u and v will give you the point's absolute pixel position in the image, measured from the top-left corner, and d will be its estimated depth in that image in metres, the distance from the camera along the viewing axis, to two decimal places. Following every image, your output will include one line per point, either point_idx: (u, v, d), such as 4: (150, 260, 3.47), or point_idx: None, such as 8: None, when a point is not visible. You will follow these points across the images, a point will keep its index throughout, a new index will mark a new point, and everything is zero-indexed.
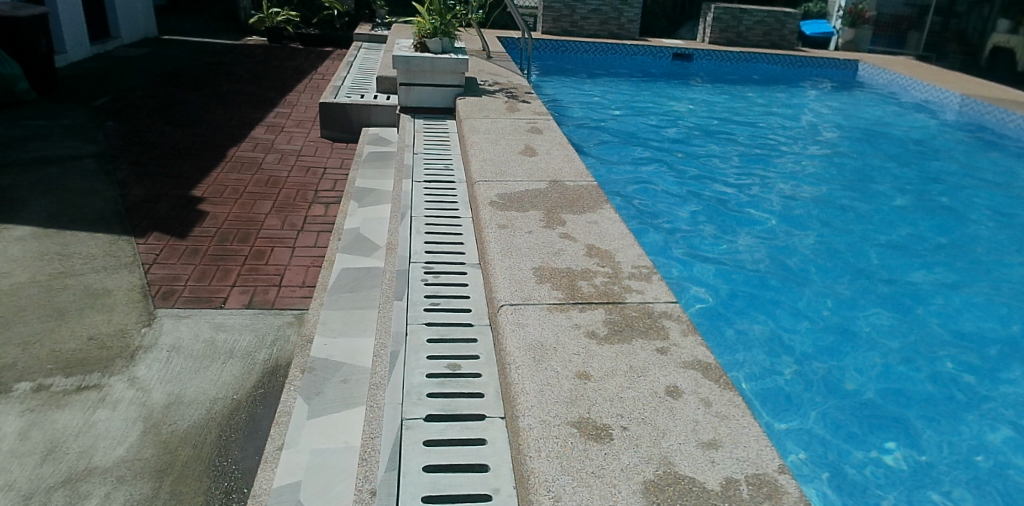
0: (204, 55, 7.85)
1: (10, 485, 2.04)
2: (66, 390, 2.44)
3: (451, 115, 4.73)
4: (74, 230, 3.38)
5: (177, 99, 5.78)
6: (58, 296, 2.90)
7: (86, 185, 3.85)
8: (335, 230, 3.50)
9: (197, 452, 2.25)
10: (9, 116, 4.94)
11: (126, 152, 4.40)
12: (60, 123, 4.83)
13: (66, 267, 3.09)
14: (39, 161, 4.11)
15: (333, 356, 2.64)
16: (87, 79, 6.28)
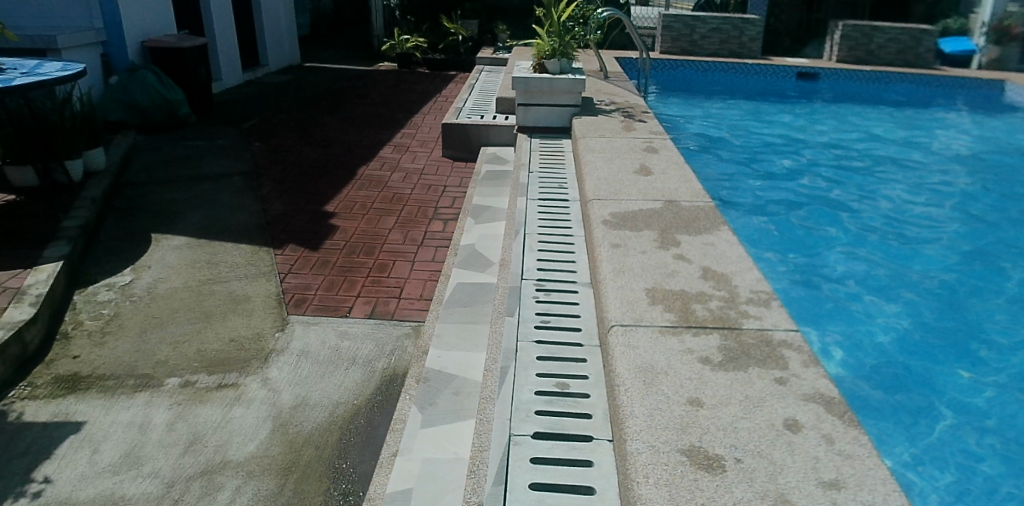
0: (341, 80, 8.42)
1: (156, 472, 2.29)
2: (208, 387, 2.69)
3: (567, 134, 4.75)
4: (223, 240, 3.73)
5: (316, 120, 6.25)
6: (206, 300, 3.21)
7: (235, 200, 4.25)
8: (452, 246, 3.62)
9: (318, 453, 2.40)
10: (175, 137, 5.55)
11: (269, 170, 4.81)
12: (215, 144, 5.36)
13: (214, 274, 3.41)
14: (197, 178, 4.57)
15: (446, 368, 2.73)
16: (239, 103, 6.93)
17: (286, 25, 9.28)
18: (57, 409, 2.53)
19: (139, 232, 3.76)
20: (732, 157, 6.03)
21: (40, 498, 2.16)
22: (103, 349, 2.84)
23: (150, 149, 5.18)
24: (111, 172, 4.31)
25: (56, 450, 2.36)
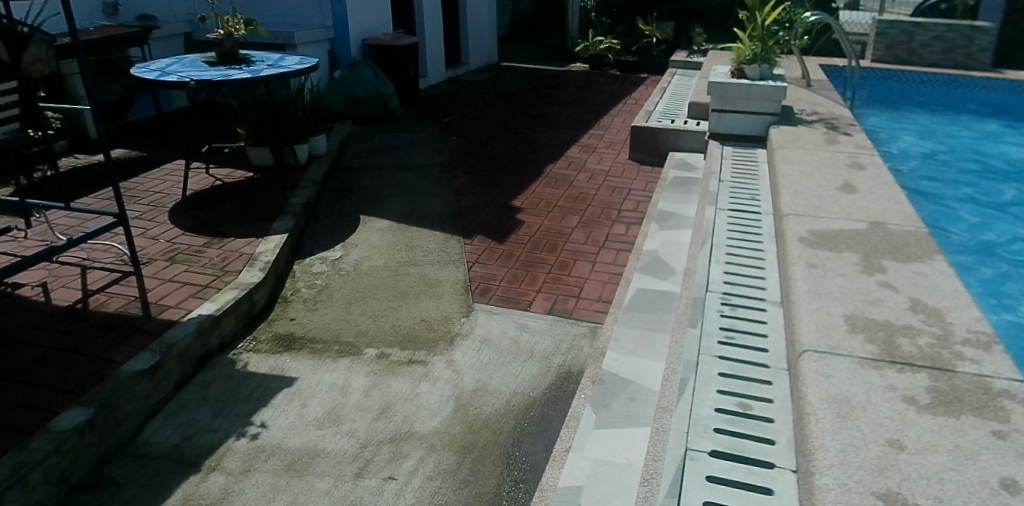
0: (533, 80, 8.66)
1: (353, 432, 2.53)
2: (400, 361, 2.89)
3: (762, 143, 4.53)
4: (420, 226, 4.00)
5: (507, 118, 6.49)
6: (402, 280, 3.45)
7: (433, 189, 4.54)
8: (634, 250, 3.58)
9: (495, 438, 2.49)
10: (385, 129, 6.02)
11: (464, 163, 5.08)
12: (417, 136, 5.76)
13: (410, 256, 3.67)
14: (399, 167, 4.93)
15: (623, 372, 2.69)
16: (440, 99, 7.39)
17: (490, 27, 9.71)
18: (274, 363, 2.86)
19: (348, 214, 4.12)
20: (961, 155, 6.16)
21: (256, 441, 2.49)
22: (314, 315, 3.16)
23: (362, 138, 5.67)
24: (331, 157, 4.74)
25: (272, 400, 2.68)
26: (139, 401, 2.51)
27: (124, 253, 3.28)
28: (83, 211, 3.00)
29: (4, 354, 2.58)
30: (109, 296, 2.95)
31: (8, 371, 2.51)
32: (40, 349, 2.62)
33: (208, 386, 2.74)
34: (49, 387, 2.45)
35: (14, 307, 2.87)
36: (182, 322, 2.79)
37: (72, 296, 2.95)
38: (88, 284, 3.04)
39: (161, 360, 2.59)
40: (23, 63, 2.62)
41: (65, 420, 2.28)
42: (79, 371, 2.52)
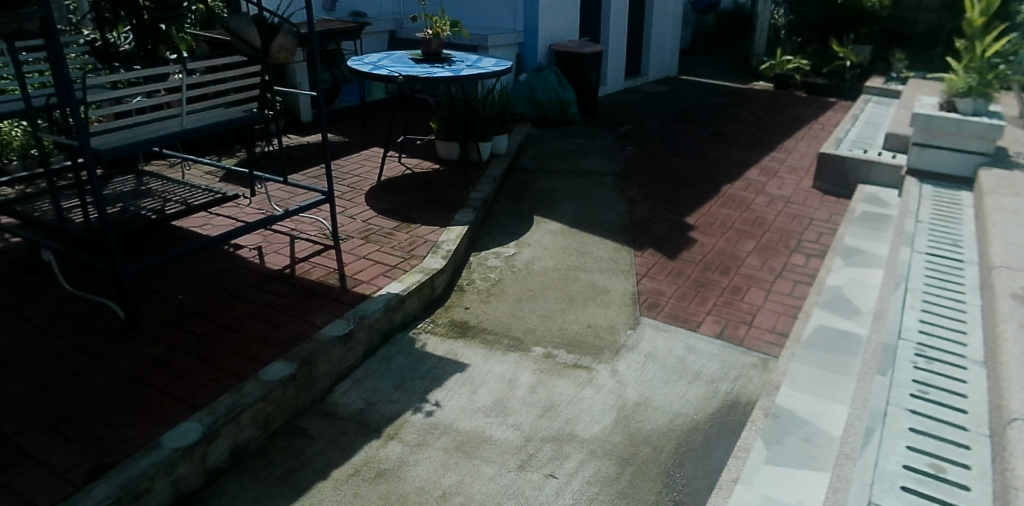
0: (712, 94, 8.43)
1: (517, 425, 2.62)
2: (565, 363, 2.95)
3: (967, 185, 4.19)
4: (591, 233, 4.05)
5: (683, 133, 6.39)
6: (570, 284, 3.51)
7: (607, 197, 4.58)
8: (816, 282, 3.40)
9: (656, 454, 2.47)
10: (561, 133, 6.15)
11: (638, 175, 5.07)
12: (593, 143, 5.85)
13: (580, 261, 3.72)
14: (575, 172, 5.02)
15: (799, 410, 2.52)
16: (617, 107, 7.42)
17: (676, 35, 9.32)
18: (449, 348, 3.02)
19: (522, 214, 4.24)
20: None
21: (430, 418, 2.67)
22: (487, 307, 3.29)
23: (540, 140, 5.87)
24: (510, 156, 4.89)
25: (446, 382, 2.84)
26: (332, 364, 2.77)
27: (327, 227, 3.58)
28: (297, 185, 3.31)
29: (228, 303, 2.97)
30: (312, 265, 3.25)
31: (231, 318, 2.88)
32: (256, 303, 2.97)
33: (389, 359, 2.95)
34: (260, 338, 2.77)
35: (237, 263, 3.28)
36: (371, 298, 3.01)
37: (281, 261, 3.29)
38: (295, 253, 3.37)
39: (352, 329, 2.82)
40: (271, 50, 2.93)
41: (272, 371, 2.59)
42: (285, 328, 2.83)
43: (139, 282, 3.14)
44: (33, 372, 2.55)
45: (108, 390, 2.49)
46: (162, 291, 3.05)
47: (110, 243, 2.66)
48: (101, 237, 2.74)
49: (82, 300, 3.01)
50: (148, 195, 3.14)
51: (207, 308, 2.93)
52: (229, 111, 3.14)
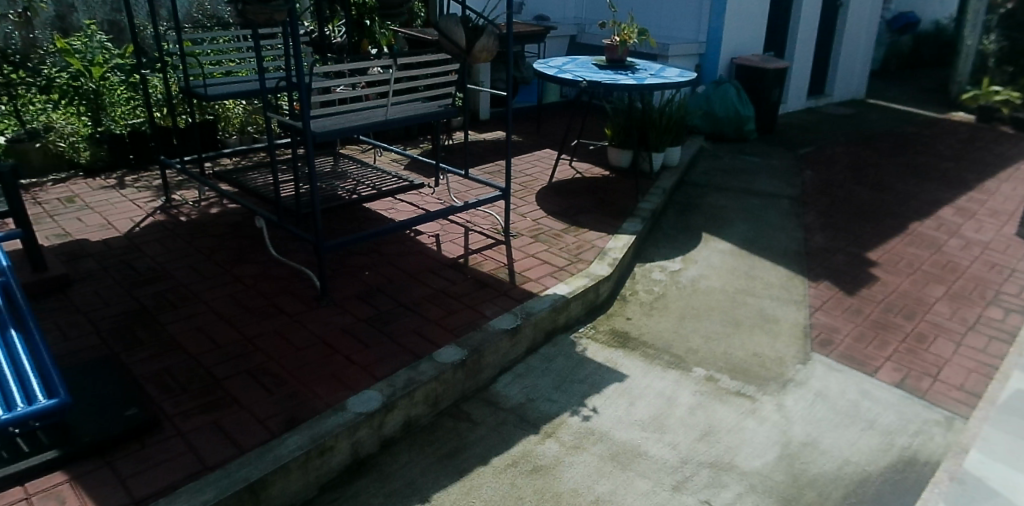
0: (902, 121, 7.84)
1: (674, 445, 2.59)
2: (728, 390, 2.89)
3: None
4: (762, 257, 3.95)
5: (869, 160, 5.99)
6: (737, 308, 3.44)
7: (781, 222, 4.44)
8: (1016, 346, 3.18)
9: (822, 499, 2.33)
10: (734, 151, 6.04)
11: (815, 202, 4.84)
12: (769, 163, 5.68)
13: (750, 286, 3.64)
14: (747, 192, 4.92)
15: (989, 480, 2.39)
16: (797, 127, 7.10)
17: (869, 53, 8.68)
18: (609, 357, 3.06)
19: (688, 229, 4.24)
20: None
21: (587, 422, 2.71)
22: (649, 320, 3.30)
23: (712, 155, 5.84)
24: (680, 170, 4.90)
25: (605, 390, 2.88)
26: (498, 355, 2.90)
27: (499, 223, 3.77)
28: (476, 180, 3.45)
29: (406, 285, 3.19)
30: (484, 258, 3.42)
31: (410, 299, 3.08)
32: (432, 288, 3.17)
33: (550, 358, 3.05)
34: (435, 320, 2.94)
35: (417, 249, 3.52)
36: (540, 296, 3.11)
37: (456, 251, 3.49)
38: (468, 244, 3.55)
39: (521, 324, 2.93)
40: (474, 50, 3.20)
41: (446, 353, 2.76)
42: (458, 314, 2.99)
43: (331, 257, 3.46)
44: (242, 324, 2.88)
45: (305, 350, 2.76)
46: (350, 267, 3.32)
47: (316, 217, 2.95)
48: (309, 209, 3.01)
49: (283, 265, 3.35)
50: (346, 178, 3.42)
51: (388, 287, 3.17)
52: (427, 106, 3.45)
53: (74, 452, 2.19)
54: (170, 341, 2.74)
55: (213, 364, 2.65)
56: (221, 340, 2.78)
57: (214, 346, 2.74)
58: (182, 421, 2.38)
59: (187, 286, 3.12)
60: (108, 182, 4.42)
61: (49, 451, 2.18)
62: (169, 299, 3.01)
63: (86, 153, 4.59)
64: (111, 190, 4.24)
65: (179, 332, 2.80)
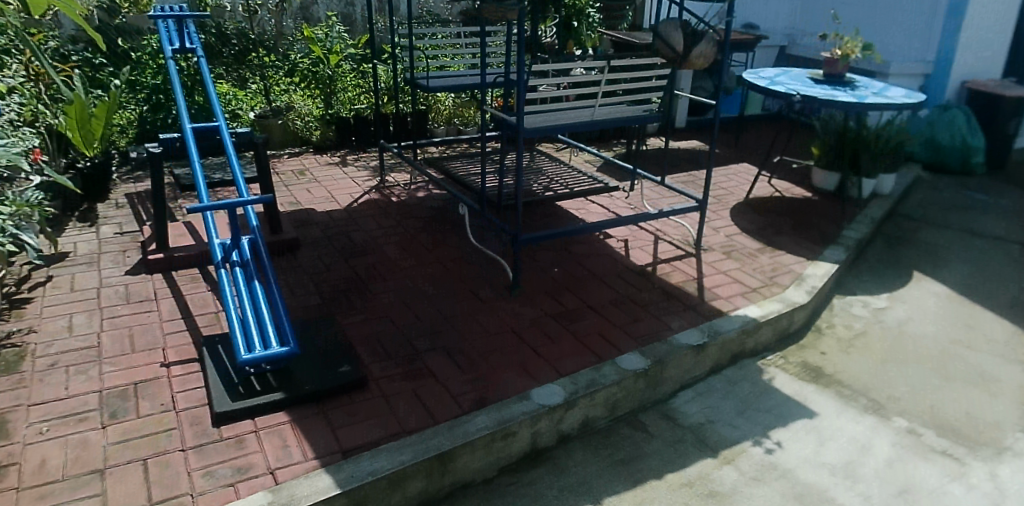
0: None
1: (865, 496, 2.39)
2: (933, 447, 2.63)
3: None
4: (983, 308, 3.59)
5: None
6: (949, 361, 3.15)
7: (1011, 271, 3.97)
8: None
9: None
10: (957, 184, 5.49)
11: None
12: (999, 203, 5.08)
13: (967, 338, 3.33)
14: (970, 232, 4.48)
15: None
16: None
17: None
18: (798, 389, 2.96)
19: (898, 262, 4.05)
20: None
21: (770, 456, 2.58)
22: (846, 358, 3.16)
23: (930, 186, 5.39)
24: (893, 200, 4.70)
25: (791, 424, 2.75)
26: (680, 370, 2.93)
27: (689, 236, 3.93)
28: (672, 187, 3.71)
29: (592, 288, 3.42)
30: (671, 269, 3.62)
31: (597, 302, 3.29)
32: (616, 294, 3.36)
33: (734, 380, 3.03)
34: (620, 326, 3.09)
35: (607, 253, 3.79)
36: (727, 315, 3.18)
37: (644, 258, 3.73)
38: (657, 254, 3.81)
39: (706, 343, 2.95)
40: (691, 55, 3.64)
41: (629, 361, 2.82)
42: (644, 323, 3.12)
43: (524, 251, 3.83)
44: (442, 303, 3.26)
45: (496, 335, 3.02)
46: (539, 265, 3.63)
47: (515, 213, 3.14)
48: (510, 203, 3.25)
49: (480, 255, 3.72)
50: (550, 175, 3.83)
51: (575, 287, 3.42)
52: (633, 109, 3.80)
53: (296, 398, 2.58)
54: (380, 311, 3.18)
55: (415, 336, 3.01)
56: (423, 316, 3.17)
57: (415, 320, 3.12)
58: (386, 385, 2.71)
59: (394, 263, 3.62)
60: (334, 160, 5.38)
61: (276, 393, 2.58)
62: (377, 273, 3.51)
63: (316, 132, 5.68)
64: (337, 168, 5.17)
65: (388, 304, 3.24)
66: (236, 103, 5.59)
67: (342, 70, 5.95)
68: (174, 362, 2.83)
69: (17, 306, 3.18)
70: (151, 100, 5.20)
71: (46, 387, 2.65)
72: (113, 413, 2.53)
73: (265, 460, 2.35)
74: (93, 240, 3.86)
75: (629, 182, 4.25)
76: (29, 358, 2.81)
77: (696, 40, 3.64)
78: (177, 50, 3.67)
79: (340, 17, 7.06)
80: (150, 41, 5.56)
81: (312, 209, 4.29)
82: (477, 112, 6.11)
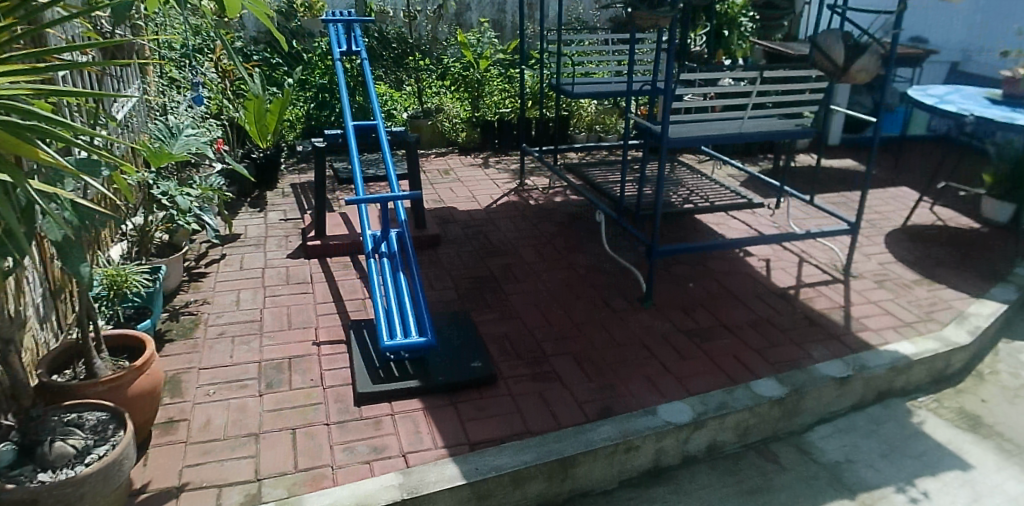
0: None
1: None
2: None
3: None
4: None
5: None
6: None
7: None
8: None
9: None
10: None
11: None
12: None
13: None
14: None
15: None
16: None
17: None
18: (952, 437, 2.71)
19: None
20: None
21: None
22: (1011, 409, 2.87)
23: None
24: None
25: (941, 474, 2.52)
26: (819, 402, 2.84)
27: (838, 263, 3.97)
28: (821, 209, 3.93)
29: (727, 308, 3.51)
30: (816, 294, 3.64)
31: (731, 322, 3.38)
32: (753, 315, 3.44)
33: (879, 419, 2.86)
34: (755, 349, 3.13)
35: (747, 272, 3.93)
36: (876, 349, 3.07)
37: (788, 280, 3.81)
38: (801, 276, 3.86)
39: (851, 377, 2.85)
40: (851, 69, 3.48)
41: (766, 387, 2.80)
42: (782, 349, 3.13)
43: (664, 264, 4.04)
44: (574, 310, 3.50)
45: (625, 347, 3.16)
46: (674, 279, 3.84)
47: (656, 223, 3.48)
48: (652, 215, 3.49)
49: (617, 265, 3.98)
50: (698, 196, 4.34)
51: (708, 304, 3.55)
52: (782, 123, 3.77)
53: (429, 387, 2.82)
54: (511, 308, 3.52)
55: (546, 339, 3.24)
56: (553, 320, 3.41)
57: (546, 324, 3.37)
58: (514, 385, 2.88)
59: (526, 266, 4.00)
60: (476, 162, 5.93)
61: (412, 381, 2.84)
62: (512, 275, 3.89)
63: (462, 135, 6.16)
64: (479, 169, 5.74)
65: (522, 304, 3.55)
66: (392, 104, 6.28)
67: (490, 75, 6.44)
68: (323, 342, 3.22)
69: (195, 280, 3.79)
70: (316, 98, 6.02)
71: (217, 353, 3.12)
72: (269, 383, 2.91)
73: (400, 442, 2.55)
74: (260, 225, 4.53)
75: (779, 202, 4.42)
76: (202, 326, 3.34)
77: (859, 52, 3.45)
78: (344, 51, 4.61)
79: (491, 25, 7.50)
80: (321, 44, 6.26)
81: (453, 208, 4.86)
82: (620, 118, 6.26)
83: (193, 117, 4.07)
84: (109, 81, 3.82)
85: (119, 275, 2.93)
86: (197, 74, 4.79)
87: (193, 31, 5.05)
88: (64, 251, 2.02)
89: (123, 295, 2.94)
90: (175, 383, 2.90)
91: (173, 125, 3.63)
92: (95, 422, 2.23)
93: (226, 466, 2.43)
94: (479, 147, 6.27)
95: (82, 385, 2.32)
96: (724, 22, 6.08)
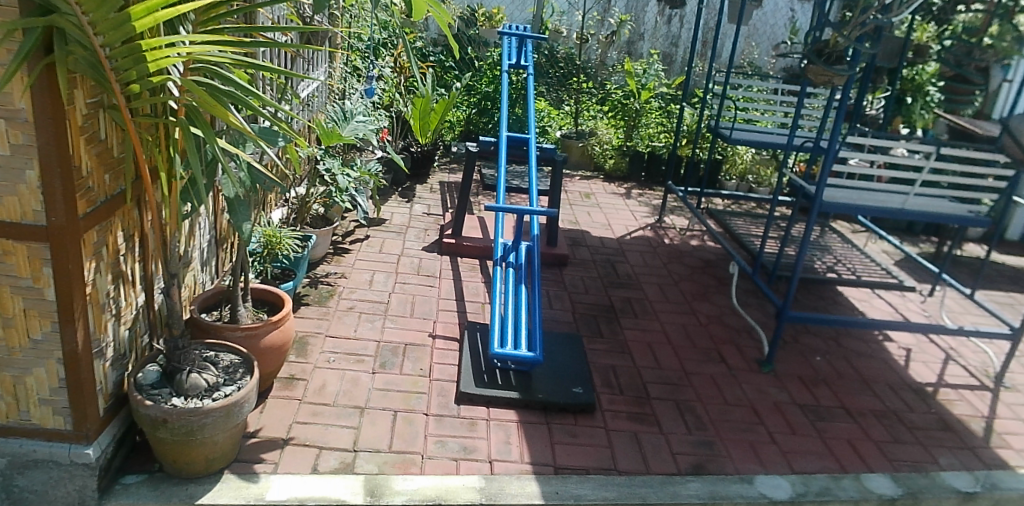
0: None
1: None
2: None
3: None
4: None
5: None
6: None
7: None
8: None
9: None
10: None
11: None
12: None
13: None
14: None
15: None
16: None
17: None
18: None
19: None
20: None
21: None
22: None
23: None
24: None
25: None
26: None
27: (992, 369, 3.61)
28: (984, 307, 3.57)
29: (854, 391, 3.28)
30: (957, 397, 3.32)
31: (855, 407, 3.15)
32: (881, 405, 3.18)
33: None
34: (876, 442, 2.89)
35: (883, 357, 3.64)
36: (1014, 471, 2.79)
37: (928, 376, 3.48)
38: (944, 375, 3.52)
39: (979, 493, 2.63)
40: None
41: (879, 484, 2.62)
42: (906, 448, 2.88)
43: (793, 331, 3.83)
44: (687, 358, 3.41)
45: (734, 407, 3.04)
46: (800, 348, 3.64)
47: (790, 287, 3.33)
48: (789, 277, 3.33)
49: (740, 321, 3.84)
50: (846, 267, 4.12)
51: (833, 382, 3.33)
52: (954, 207, 3.45)
53: (527, 401, 2.86)
54: (625, 344, 3.48)
55: (652, 381, 3.18)
56: (664, 364, 3.34)
57: (655, 367, 3.30)
58: (610, 419, 2.86)
59: (648, 303, 3.95)
60: (619, 191, 5.94)
61: (512, 392, 2.89)
62: (631, 309, 3.86)
63: (610, 161, 6.31)
64: (620, 198, 5.73)
65: (635, 341, 3.51)
66: (548, 121, 6.56)
67: (649, 107, 6.33)
68: (439, 335, 3.37)
69: (338, 253, 4.11)
70: (479, 105, 6.39)
71: (344, 325, 3.36)
72: (383, 363, 3.09)
73: (489, 448, 2.61)
74: (405, 215, 4.82)
75: (935, 292, 4.09)
76: (335, 297, 3.61)
77: None
78: (513, 63, 4.87)
79: (660, 57, 7.51)
80: (492, 54, 6.60)
81: (586, 231, 4.92)
82: (776, 172, 6.04)
83: (365, 105, 4.43)
84: (300, 62, 4.26)
85: (275, 237, 3.27)
86: (377, 67, 5.20)
87: (382, 26, 5.44)
88: (234, 204, 2.28)
89: (275, 255, 3.29)
90: (302, 343, 3.16)
91: (348, 110, 3.98)
92: (228, 364, 2.47)
93: (330, 430, 2.61)
94: (624, 176, 6.28)
95: (224, 328, 2.58)
96: (909, 89, 5.75)
